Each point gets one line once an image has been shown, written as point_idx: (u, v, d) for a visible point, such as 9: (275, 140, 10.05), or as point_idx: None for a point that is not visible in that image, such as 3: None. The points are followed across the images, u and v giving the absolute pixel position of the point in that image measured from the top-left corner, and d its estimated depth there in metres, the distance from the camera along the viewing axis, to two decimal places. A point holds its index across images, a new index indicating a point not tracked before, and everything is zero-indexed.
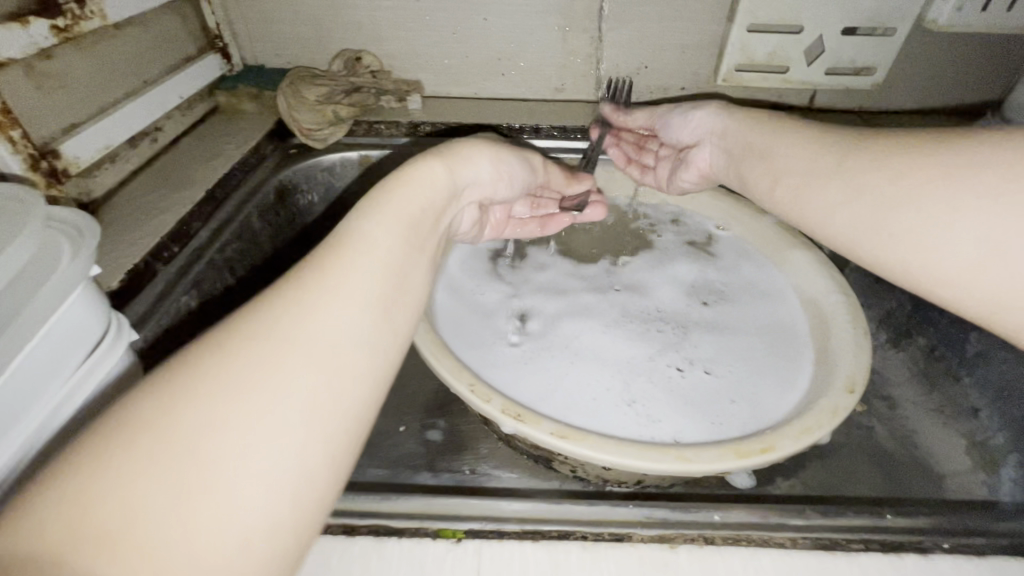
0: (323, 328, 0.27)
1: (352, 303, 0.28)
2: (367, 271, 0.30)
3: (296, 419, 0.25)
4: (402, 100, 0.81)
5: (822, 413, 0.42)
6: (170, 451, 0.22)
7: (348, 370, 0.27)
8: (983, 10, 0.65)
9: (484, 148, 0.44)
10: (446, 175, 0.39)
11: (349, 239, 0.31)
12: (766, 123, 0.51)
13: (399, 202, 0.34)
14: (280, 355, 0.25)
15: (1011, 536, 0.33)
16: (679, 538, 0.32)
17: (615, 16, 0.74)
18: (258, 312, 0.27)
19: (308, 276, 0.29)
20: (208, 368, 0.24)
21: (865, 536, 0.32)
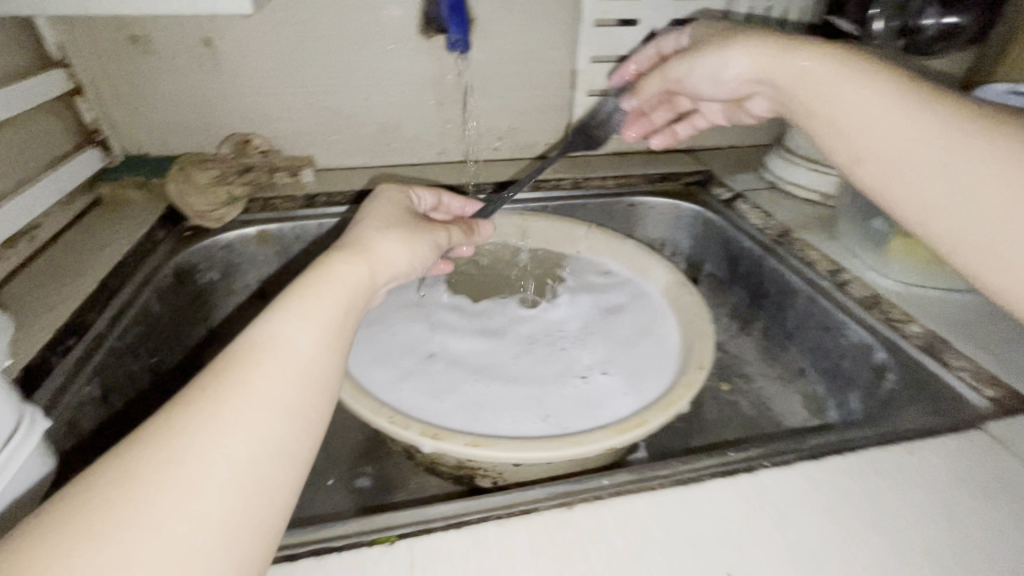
0: (266, 391, 0.31)
1: (267, 407, 0.31)
2: (285, 374, 0.32)
3: (246, 465, 0.29)
4: (296, 174, 0.84)
5: (681, 388, 0.52)
6: (135, 508, 0.25)
7: (261, 476, 0.29)
8: None
9: (395, 241, 0.47)
10: (366, 270, 0.42)
11: (271, 341, 0.33)
12: (824, 58, 0.45)
13: (317, 298, 0.37)
14: (194, 464, 0.27)
15: (821, 444, 0.42)
16: (574, 501, 0.38)
17: (481, 89, 0.87)
18: (171, 425, 0.28)
19: (227, 376, 0.31)
20: (162, 437, 0.28)
21: (714, 468, 0.40)
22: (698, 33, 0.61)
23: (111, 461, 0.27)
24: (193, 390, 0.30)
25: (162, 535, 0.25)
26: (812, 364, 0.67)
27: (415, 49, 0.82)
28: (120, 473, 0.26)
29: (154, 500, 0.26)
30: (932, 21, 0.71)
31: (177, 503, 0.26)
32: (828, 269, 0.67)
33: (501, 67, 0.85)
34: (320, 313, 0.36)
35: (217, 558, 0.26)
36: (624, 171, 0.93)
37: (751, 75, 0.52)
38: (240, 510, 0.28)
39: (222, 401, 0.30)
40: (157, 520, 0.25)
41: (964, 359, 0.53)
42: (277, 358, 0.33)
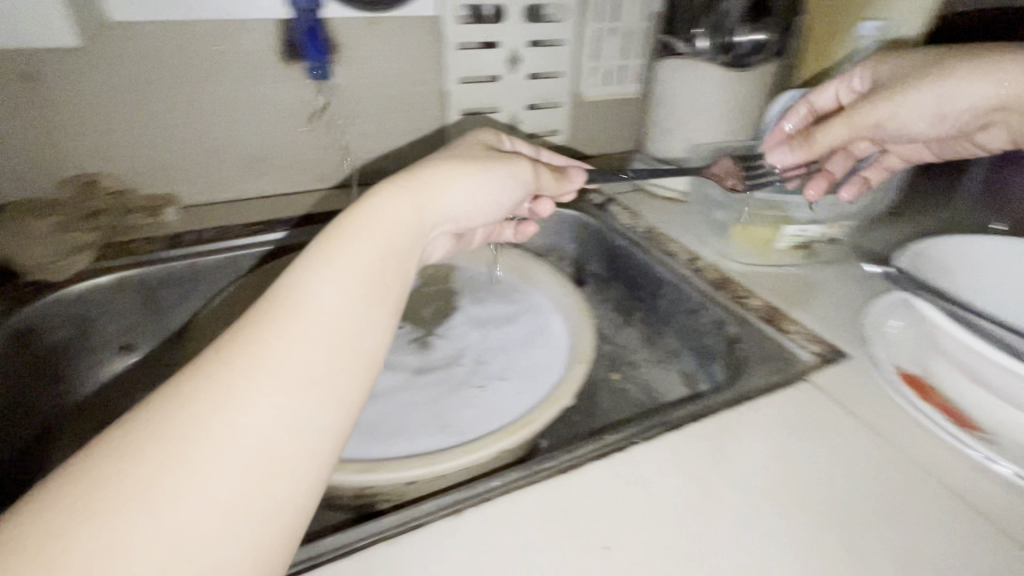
0: (281, 361, 0.30)
1: (284, 377, 0.30)
2: (307, 338, 0.31)
3: (261, 441, 0.28)
4: (157, 214, 0.80)
5: (566, 384, 0.56)
6: (135, 487, 0.25)
7: (279, 450, 0.28)
8: (606, 83, 0.96)
9: (454, 179, 0.45)
10: (413, 206, 0.41)
11: (293, 301, 0.32)
12: (999, 62, 0.55)
13: (346, 250, 0.35)
14: (204, 442, 0.26)
15: (683, 415, 0.47)
16: (464, 507, 0.40)
17: (354, 114, 0.86)
18: (181, 395, 0.28)
19: (247, 344, 0.30)
20: (168, 412, 0.27)
21: (592, 452, 0.43)
22: (882, 74, 0.64)
23: (117, 437, 0.26)
24: (210, 359, 0.29)
25: (165, 515, 0.24)
26: (684, 346, 0.74)
27: (278, 76, 0.80)
28: (123, 453, 0.25)
29: (159, 479, 0.25)
30: (744, 38, 0.82)
31: (183, 485, 0.25)
32: (687, 259, 0.76)
33: (372, 91, 0.85)
34: (358, 262, 0.35)
35: (230, 538, 0.26)
36: None
37: (991, 103, 0.57)
38: (256, 488, 0.27)
39: (236, 371, 0.29)
40: (157, 506, 0.24)
41: (795, 324, 0.61)
42: (298, 322, 0.31)
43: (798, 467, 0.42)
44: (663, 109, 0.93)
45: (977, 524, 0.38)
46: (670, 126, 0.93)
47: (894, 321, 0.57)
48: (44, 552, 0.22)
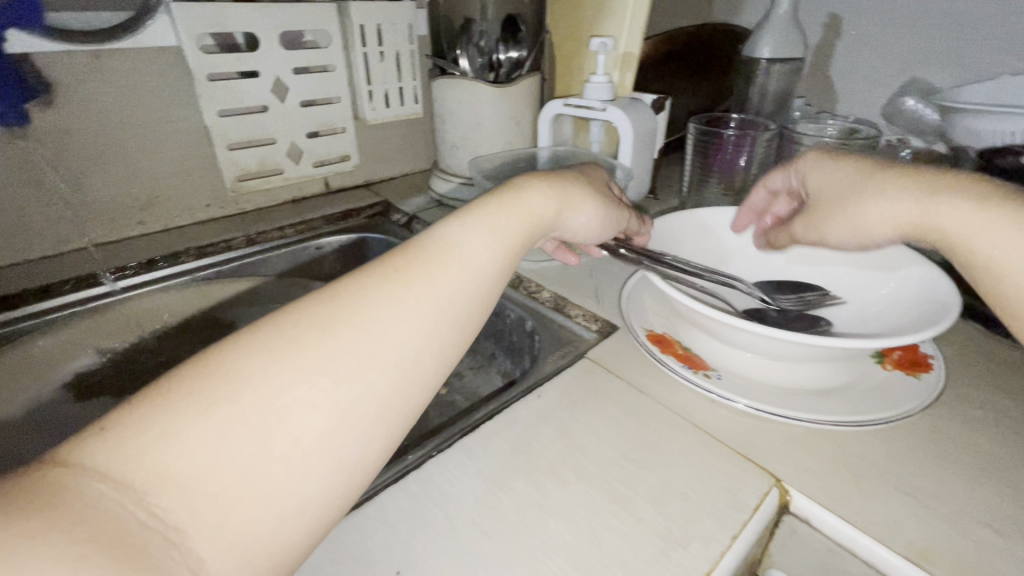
0: (439, 294, 0.37)
1: (436, 306, 0.37)
2: (455, 276, 0.39)
3: (409, 359, 0.34)
4: None
5: None
6: (322, 357, 0.31)
7: (416, 372, 0.35)
8: (388, 106, 0.98)
9: (586, 206, 0.54)
10: (551, 202, 0.49)
11: (456, 244, 0.40)
12: (910, 188, 0.47)
13: (498, 216, 0.44)
14: (382, 338, 0.34)
15: (476, 419, 0.49)
16: None
17: (89, 161, 0.74)
18: (365, 291, 0.35)
19: (418, 265, 0.38)
20: (353, 304, 0.34)
21: (387, 476, 0.43)
22: (813, 180, 0.57)
23: (320, 308, 0.33)
24: (394, 270, 0.37)
25: (328, 392, 0.31)
26: (498, 347, 0.78)
27: None
28: (325, 330, 0.32)
29: (341, 356, 0.32)
30: (502, 54, 0.93)
31: (359, 368, 0.32)
32: None
33: (109, 134, 0.74)
34: (489, 228, 0.43)
35: (360, 432, 0.31)
36: (300, 216, 0.94)
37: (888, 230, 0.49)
38: (392, 397, 0.33)
39: (411, 288, 0.36)
40: (336, 379, 0.31)
41: (579, 308, 0.68)
42: (452, 263, 0.39)
43: (578, 439, 0.47)
44: (446, 127, 0.97)
45: (716, 451, 0.46)
46: (456, 142, 0.97)
47: (646, 298, 0.66)
48: (239, 388, 0.28)
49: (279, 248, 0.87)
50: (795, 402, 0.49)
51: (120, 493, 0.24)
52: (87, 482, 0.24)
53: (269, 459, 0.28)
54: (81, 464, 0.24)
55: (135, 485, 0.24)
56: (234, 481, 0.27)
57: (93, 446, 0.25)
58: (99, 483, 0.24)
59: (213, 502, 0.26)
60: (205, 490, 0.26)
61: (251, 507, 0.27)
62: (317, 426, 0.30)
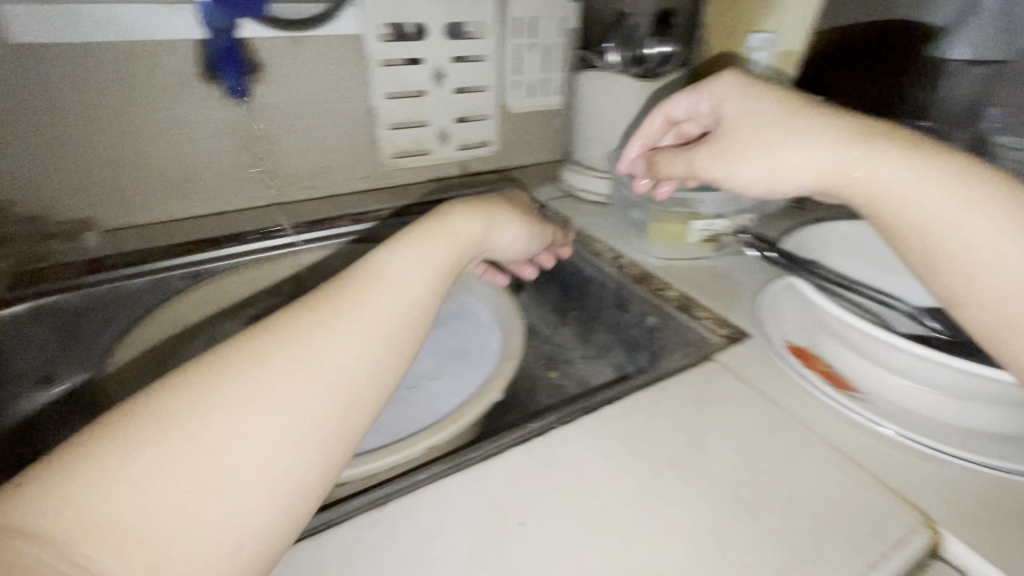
0: (370, 321, 0.41)
1: (370, 333, 0.40)
2: (389, 305, 0.43)
3: (345, 383, 0.37)
4: (76, 239, 0.79)
5: (495, 381, 0.58)
6: (250, 394, 0.34)
7: (351, 394, 0.37)
8: (532, 97, 1.02)
9: (507, 224, 0.60)
10: (481, 230, 0.57)
11: (385, 278, 0.44)
12: (876, 154, 0.49)
13: (417, 252, 0.48)
14: (316, 367, 0.37)
15: (600, 401, 0.50)
16: (388, 499, 0.41)
17: (280, 131, 0.87)
18: (293, 328, 0.38)
19: (342, 304, 0.41)
20: (279, 340, 0.37)
21: (512, 439, 0.46)
22: (730, 107, 0.59)
23: (250, 347, 0.36)
24: (323, 306, 0.41)
25: (258, 424, 0.33)
26: (615, 340, 0.77)
27: (199, 96, 0.79)
28: (256, 364, 0.35)
29: (270, 390, 0.34)
30: (651, 49, 0.92)
31: (286, 401, 0.34)
32: (614, 257, 0.81)
33: (299, 109, 0.87)
34: (410, 258, 0.47)
35: (298, 454, 0.34)
36: (440, 195, 1.01)
37: (807, 183, 0.53)
38: (331, 418, 0.36)
39: (343, 319, 0.40)
40: (269, 409, 0.34)
41: (707, 311, 0.66)
42: (385, 295, 0.43)
43: (702, 437, 0.46)
44: (584, 119, 0.98)
45: (857, 476, 0.42)
46: (592, 135, 0.98)
47: (788, 307, 0.64)
48: (159, 432, 0.31)
49: (420, 223, 0.94)
50: (963, 441, 0.45)
51: (52, 543, 0.26)
52: (11, 538, 0.26)
53: (198, 494, 0.30)
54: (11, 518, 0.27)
55: (61, 534, 0.27)
56: (169, 515, 0.29)
57: (31, 496, 0.28)
58: (16, 536, 0.26)
59: (139, 542, 0.27)
60: (132, 531, 0.28)
61: (187, 538, 0.29)
62: (252, 455, 0.32)
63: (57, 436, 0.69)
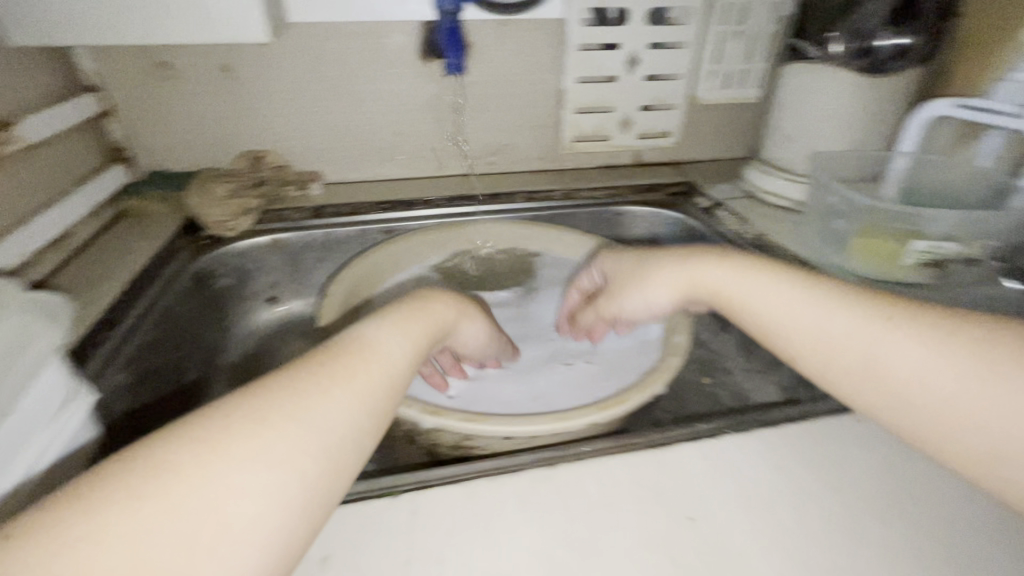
0: (365, 382, 0.38)
1: (357, 396, 0.37)
2: (380, 369, 0.40)
3: (337, 442, 0.34)
4: (304, 188, 0.93)
5: (660, 372, 0.58)
6: (246, 449, 0.31)
7: (340, 456, 0.35)
8: (725, 88, 0.96)
9: (477, 320, 0.55)
10: (444, 316, 0.50)
11: (368, 345, 0.41)
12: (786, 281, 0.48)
13: (405, 325, 0.45)
14: (310, 426, 0.34)
15: (777, 417, 0.49)
16: (560, 460, 0.44)
17: (475, 108, 0.94)
18: (285, 384, 0.36)
19: (341, 363, 0.38)
20: (275, 394, 0.35)
21: (682, 435, 0.47)
22: (606, 266, 0.64)
23: (243, 402, 0.34)
24: (313, 364, 0.38)
25: (252, 481, 0.30)
26: None
27: (415, 72, 0.89)
28: (252, 419, 0.32)
29: (262, 445, 0.32)
30: (887, 43, 0.74)
31: (281, 457, 0.32)
32: (799, 268, 0.74)
33: (496, 88, 0.92)
34: (400, 330, 0.44)
35: (286, 517, 0.31)
36: (612, 181, 1.01)
37: (676, 301, 0.55)
38: (319, 481, 0.33)
39: (335, 378, 0.37)
40: (264, 466, 0.31)
41: None
42: (374, 359, 0.40)
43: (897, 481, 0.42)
44: (780, 113, 0.89)
45: None
46: (785, 131, 0.89)
47: None
48: (156, 482, 0.28)
49: (590, 207, 0.95)
50: None
51: None
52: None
53: (193, 551, 0.27)
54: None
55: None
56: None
57: (14, 555, 0.24)
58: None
59: None
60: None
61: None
62: (245, 517, 0.29)
63: (285, 345, 0.86)
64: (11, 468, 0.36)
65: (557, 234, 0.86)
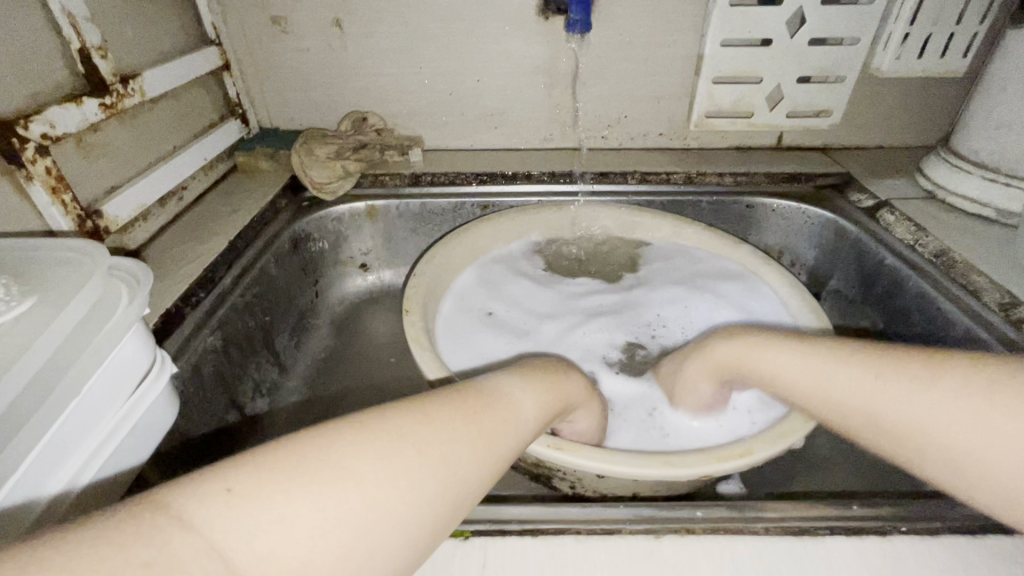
0: (502, 436, 0.34)
1: (495, 450, 0.33)
2: (515, 425, 0.36)
3: (465, 493, 0.30)
4: (405, 154, 0.88)
5: (796, 419, 0.46)
6: (398, 472, 0.27)
7: (464, 506, 0.30)
8: (920, 57, 0.74)
9: (594, 414, 0.48)
10: (574, 392, 0.45)
11: (509, 397, 0.37)
12: (807, 348, 0.41)
13: (543, 384, 0.41)
14: (450, 469, 0.30)
15: (964, 520, 0.37)
16: (663, 529, 0.36)
17: (593, 74, 0.83)
18: (439, 415, 0.32)
19: (493, 410, 0.35)
20: (428, 423, 0.31)
21: (830, 523, 0.36)
22: None
23: (402, 417, 0.30)
24: (464, 402, 0.34)
25: (393, 511, 0.26)
26: None
27: (530, 31, 0.79)
28: (408, 442, 0.29)
29: (410, 472, 0.28)
30: None
31: (432, 496, 0.28)
32: (1001, 302, 0.57)
33: (619, 51, 0.80)
34: (538, 389, 0.40)
35: (402, 560, 0.27)
36: (746, 166, 0.86)
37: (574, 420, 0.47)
38: (439, 528, 0.29)
39: (480, 424, 0.33)
40: (419, 500, 0.27)
41: None
42: (514, 413, 0.36)
43: None
44: (1006, 97, 0.64)
45: None
46: (1011, 121, 0.64)
47: None
48: (316, 478, 0.25)
49: (715, 196, 0.82)
50: None
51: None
52: (193, 545, 0.21)
53: (351, 563, 0.24)
54: (197, 521, 0.21)
55: (237, 568, 0.21)
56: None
57: (213, 506, 0.22)
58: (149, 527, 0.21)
59: None
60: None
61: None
62: (383, 544, 0.26)
63: (375, 319, 0.86)
64: (91, 439, 0.36)
65: (672, 224, 0.75)
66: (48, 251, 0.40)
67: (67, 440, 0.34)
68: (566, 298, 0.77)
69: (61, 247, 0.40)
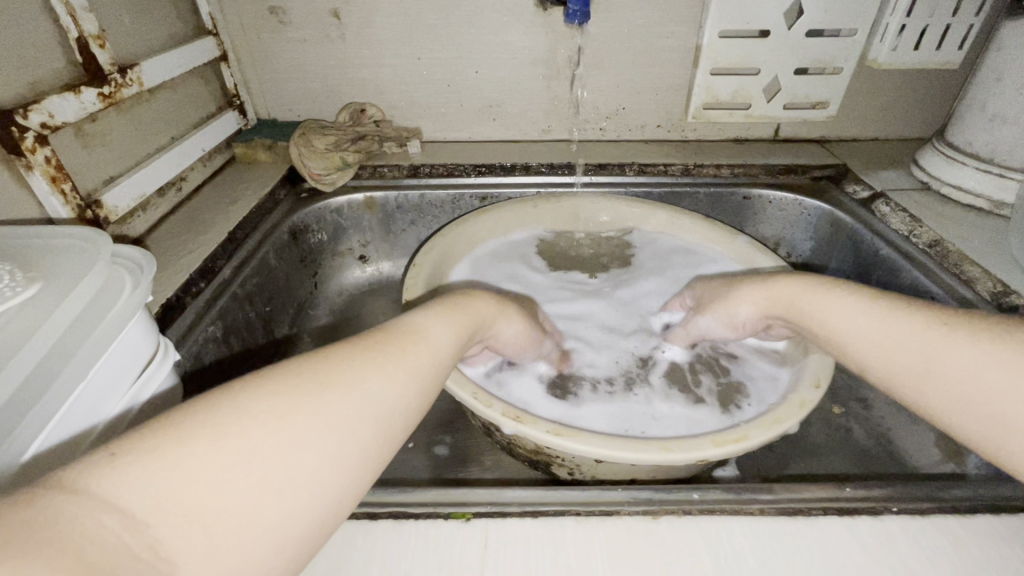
0: (417, 368, 0.34)
1: (410, 379, 0.33)
2: (429, 356, 0.36)
3: (382, 421, 0.30)
4: (403, 145, 0.88)
5: (791, 406, 0.47)
6: (298, 409, 0.27)
7: (385, 434, 0.30)
8: (916, 48, 0.75)
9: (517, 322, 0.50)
10: (487, 316, 0.45)
11: (420, 332, 0.37)
12: (859, 303, 0.42)
13: (456, 315, 0.42)
14: (360, 397, 0.30)
15: (953, 501, 0.37)
16: (661, 510, 0.37)
17: (591, 67, 0.83)
18: (342, 355, 0.32)
19: (400, 344, 0.35)
20: (329, 362, 0.30)
21: (823, 503, 0.37)
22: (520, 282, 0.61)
23: (301, 362, 0.30)
24: (367, 340, 0.34)
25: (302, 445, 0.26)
26: None
27: (529, 23, 0.79)
28: (307, 381, 0.28)
29: (314, 407, 0.27)
30: None
31: (347, 420, 0.28)
32: (993, 292, 0.58)
33: (618, 43, 0.80)
34: (449, 315, 0.41)
35: (327, 489, 0.26)
36: (743, 157, 0.86)
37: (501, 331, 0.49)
38: (360, 454, 0.28)
39: (389, 357, 0.33)
40: (331, 426, 0.28)
41: None
42: (427, 346, 0.36)
43: None
44: (1000, 88, 0.65)
45: None
46: (1005, 112, 0.65)
47: None
48: (208, 424, 0.24)
49: (712, 188, 0.82)
50: None
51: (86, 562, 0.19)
52: (99, 511, 0.20)
53: (268, 493, 0.24)
54: (99, 489, 0.21)
55: (137, 517, 0.20)
56: (232, 517, 0.23)
57: (100, 469, 0.21)
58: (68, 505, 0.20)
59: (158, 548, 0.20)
60: (205, 522, 0.22)
61: (246, 546, 0.23)
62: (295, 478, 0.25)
63: (374, 310, 0.86)
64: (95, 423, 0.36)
65: (670, 215, 0.75)
66: (50, 239, 0.40)
67: (70, 424, 0.34)
68: (566, 288, 0.78)
69: (63, 235, 0.40)
